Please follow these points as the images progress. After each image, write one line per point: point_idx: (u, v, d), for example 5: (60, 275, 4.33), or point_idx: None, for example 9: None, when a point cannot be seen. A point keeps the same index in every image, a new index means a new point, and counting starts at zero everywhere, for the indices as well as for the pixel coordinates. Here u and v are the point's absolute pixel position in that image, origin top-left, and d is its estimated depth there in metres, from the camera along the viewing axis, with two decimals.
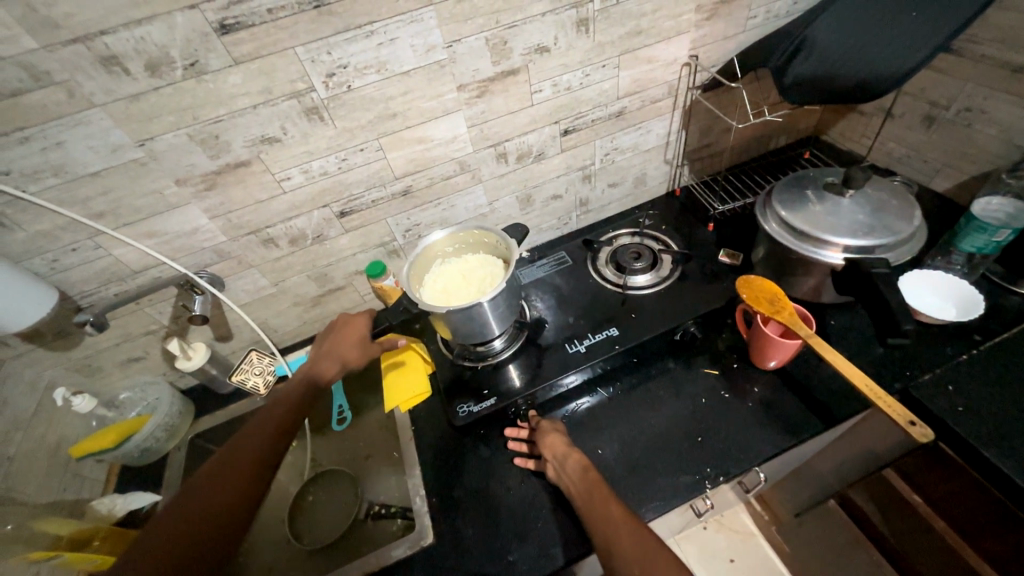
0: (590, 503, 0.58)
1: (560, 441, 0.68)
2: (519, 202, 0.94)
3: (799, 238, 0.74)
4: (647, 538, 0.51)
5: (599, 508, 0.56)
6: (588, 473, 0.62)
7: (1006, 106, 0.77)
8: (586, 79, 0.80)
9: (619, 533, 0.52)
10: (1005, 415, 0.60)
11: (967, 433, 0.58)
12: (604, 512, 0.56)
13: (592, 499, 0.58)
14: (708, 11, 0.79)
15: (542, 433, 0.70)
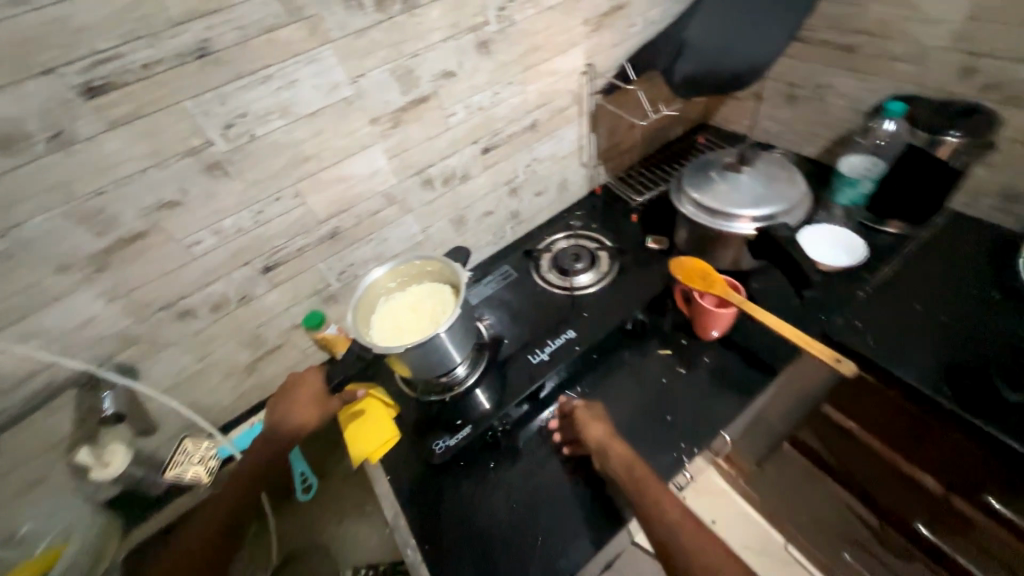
0: (645, 499, 0.59)
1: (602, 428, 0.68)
2: (453, 225, 0.93)
3: (712, 215, 0.81)
4: (706, 537, 0.55)
5: (652, 508, 0.58)
6: (633, 468, 0.62)
7: (848, 79, 0.92)
8: (496, 98, 0.82)
9: (680, 532, 0.55)
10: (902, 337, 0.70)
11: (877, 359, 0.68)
12: (661, 511, 0.57)
13: (647, 489, 0.60)
14: (595, 23, 0.85)
15: (582, 422, 0.69)
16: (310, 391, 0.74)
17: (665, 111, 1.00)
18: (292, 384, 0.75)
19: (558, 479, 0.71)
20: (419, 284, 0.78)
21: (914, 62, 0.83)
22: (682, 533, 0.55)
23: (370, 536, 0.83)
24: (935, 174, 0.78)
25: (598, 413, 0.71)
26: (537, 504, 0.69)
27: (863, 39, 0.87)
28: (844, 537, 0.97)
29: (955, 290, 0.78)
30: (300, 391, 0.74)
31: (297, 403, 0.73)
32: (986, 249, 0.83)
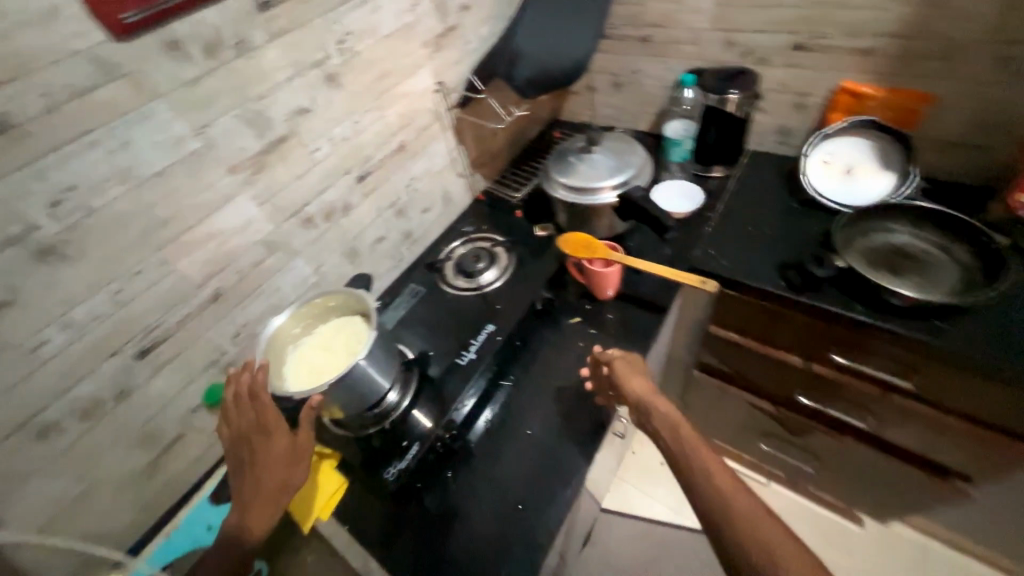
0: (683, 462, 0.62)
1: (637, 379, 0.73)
2: (347, 258, 0.92)
3: (580, 194, 0.93)
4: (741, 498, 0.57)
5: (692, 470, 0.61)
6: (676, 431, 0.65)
7: (652, 63, 1.12)
8: (358, 126, 0.84)
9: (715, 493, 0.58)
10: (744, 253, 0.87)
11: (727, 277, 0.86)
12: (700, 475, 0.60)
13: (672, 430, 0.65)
14: (434, 45, 0.92)
15: (621, 379, 0.72)
16: (273, 443, 0.63)
17: (518, 113, 1.10)
18: (247, 441, 0.63)
19: (516, 460, 0.75)
20: (327, 323, 0.75)
21: (692, 43, 1.04)
22: (699, 464, 0.60)
23: None
24: (728, 123, 1.01)
25: (636, 368, 0.74)
26: (502, 493, 0.72)
27: (653, 30, 1.07)
28: (758, 429, 1.19)
29: (769, 208, 0.99)
30: (261, 445, 0.63)
31: (263, 464, 0.62)
32: (780, 174, 1.06)
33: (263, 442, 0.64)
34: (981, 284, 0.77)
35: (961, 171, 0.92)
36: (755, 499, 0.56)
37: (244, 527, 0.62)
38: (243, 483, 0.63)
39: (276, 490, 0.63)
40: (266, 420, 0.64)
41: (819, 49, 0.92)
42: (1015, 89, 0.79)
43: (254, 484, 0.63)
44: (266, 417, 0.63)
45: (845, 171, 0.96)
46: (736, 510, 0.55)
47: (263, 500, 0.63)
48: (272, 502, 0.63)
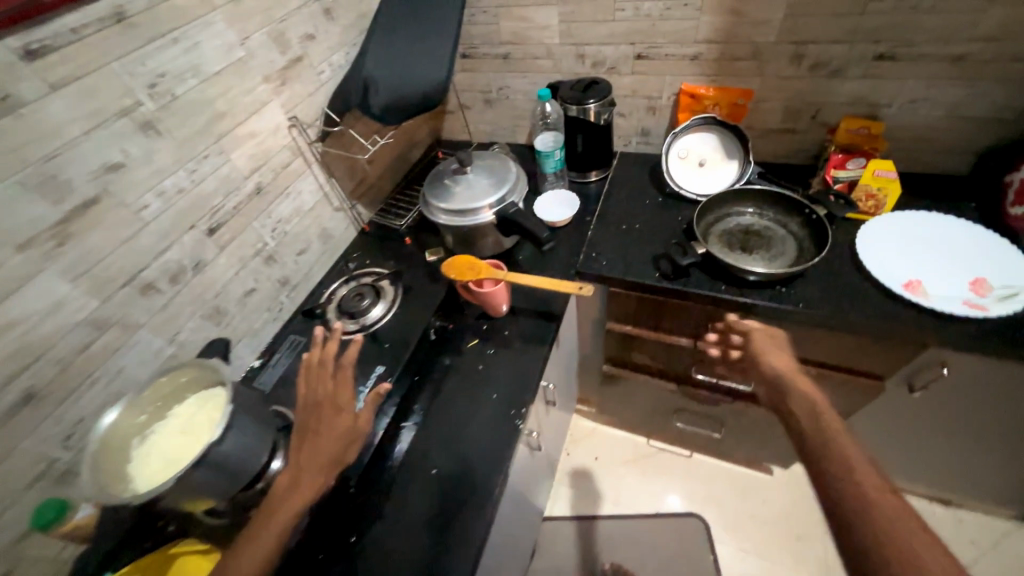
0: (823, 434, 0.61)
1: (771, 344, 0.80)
2: (210, 319, 0.82)
3: (462, 216, 0.92)
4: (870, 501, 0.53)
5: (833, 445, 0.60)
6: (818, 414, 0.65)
7: (515, 79, 1.16)
8: (196, 175, 0.75)
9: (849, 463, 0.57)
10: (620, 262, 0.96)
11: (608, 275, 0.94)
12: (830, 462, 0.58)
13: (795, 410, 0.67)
14: (278, 79, 0.86)
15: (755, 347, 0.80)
16: (341, 417, 0.68)
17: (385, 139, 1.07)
18: (319, 405, 0.69)
19: (424, 501, 0.72)
20: (185, 400, 0.66)
21: (547, 58, 1.09)
22: (828, 438, 0.61)
23: None
24: (592, 130, 1.05)
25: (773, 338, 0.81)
26: (412, 543, 0.68)
27: (509, 47, 1.10)
28: (670, 406, 1.27)
29: (637, 206, 1.07)
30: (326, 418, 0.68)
31: (326, 434, 0.66)
32: (646, 172, 1.15)
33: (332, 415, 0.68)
34: (810, 251, 0.88)
35: (787, 153, 1.06)
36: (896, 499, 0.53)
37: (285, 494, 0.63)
38: (301, 447, 0.66)
39: (330, 462, 0.65)
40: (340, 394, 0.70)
41: (656, 57, 1.00)
42: (811, 81, 0.92)
43: (311, 452, 0.65)
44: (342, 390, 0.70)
45: (698, 163, 1.05)
46: (859, 493, 0.54)
47: (314, 468, 0.65)
48: (320, 471, 0.65)
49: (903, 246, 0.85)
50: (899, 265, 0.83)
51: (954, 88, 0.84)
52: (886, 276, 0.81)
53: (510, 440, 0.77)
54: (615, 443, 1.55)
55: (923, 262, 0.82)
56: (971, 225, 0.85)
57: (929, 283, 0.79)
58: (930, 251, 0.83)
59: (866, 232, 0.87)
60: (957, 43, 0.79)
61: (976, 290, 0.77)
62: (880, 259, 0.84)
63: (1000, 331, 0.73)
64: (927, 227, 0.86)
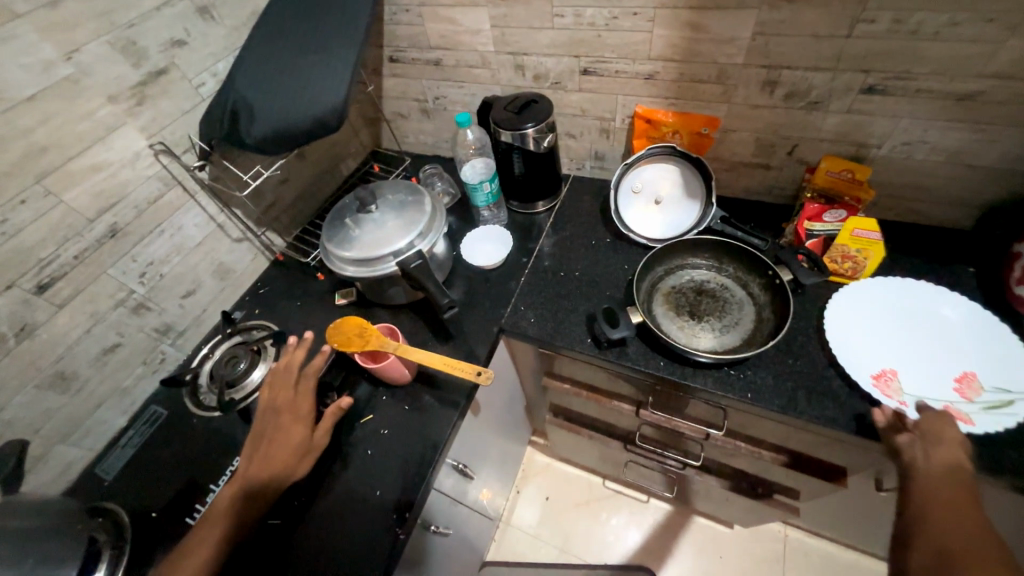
0: (932, 509, 0.46)
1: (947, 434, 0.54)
2: (50, 388, 0.70)
3: (357, 267, 0.78)
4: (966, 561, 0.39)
5: (935, 512, 0.46)
6: (935, 474, 0.50)
7: (452, 89, 1.00)
8: (8, 224, 0.61)
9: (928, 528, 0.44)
10: (550, 322, 0.82)
11: (537, 337, 0.81)
12: (930, 520, 0.45)
13: (931, 490, 0.48)
14: (132, 98, 0.71)
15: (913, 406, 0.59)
16: (295, 427, 0.65)
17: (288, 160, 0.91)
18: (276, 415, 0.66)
19: None
20: None
21: (483, 67, 0.92)
22: (954, 509, 0.45)
23: None
24: (531, 159, 0.89)
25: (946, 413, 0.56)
26: None
27: (440, 53, 0.93)
28: (620, 460, 1.15)
29: (582, 249, 0.92)
30: (282, 426, 0.65)
31: (277, 446, 0.63)
32: (598, 204, 1.00)
33: (289, 424, 0.66)
34: (769, 321, 0.75)
35: (760, 190, 0.90)
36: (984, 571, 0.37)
37: (229, 510, 0.59)
38: (252, 460, 0.63)
39: (276, 478, 0.62)
40: (299, 402, 0.67)
41: (605, 74, 0.83)
42: (786, 113, 0.76)
43: (260, 462, 0.63)
44: (301, 399, 0.67)
45: (654, 202, 0.90)
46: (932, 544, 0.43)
47: (260, 484, 0.61)
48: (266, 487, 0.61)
49: (880, 324, 0.70)
50: (871, 349, 0.68)
51: (960, 132, 0.68)
52: (852, 364, 0.67)
53: (385, 557, 0.65)
54: (569, 481, 1.46)
55: (900, 348, 0.68)
56: (967, 302, 0.69)
57: (904, 377, 0.65)
58: (910, 333, 0.69)
59: (836, 303, 0.73)
60: (965, 79, 0.63)
61: (961, 391, 0.63)
62: (849, 339, 0.70)
63: (979, 452, 0.59)
64: (911, 301, 0.71)
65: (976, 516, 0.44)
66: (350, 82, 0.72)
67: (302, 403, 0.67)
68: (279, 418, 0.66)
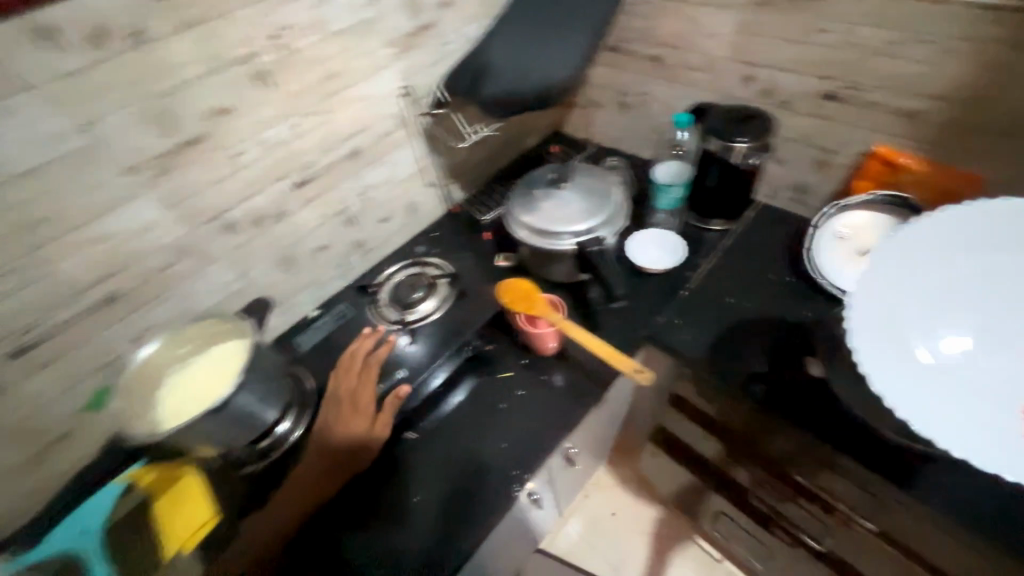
0: None
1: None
2: (280, 265, 0.86)
3: (540, 236, 0.82)
4: None
5: None
6: None
7: (662, 88, 0.98)
8: (297, 130, 0.76)
9: None
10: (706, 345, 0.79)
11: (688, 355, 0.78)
12: None
13: None
14: (402, 44, 0.82)
15: None
16: (354, 418, 0.72)
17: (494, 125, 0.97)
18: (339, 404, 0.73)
19: (397, 528, 0.69)
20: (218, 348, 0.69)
21: (707, 71, 0.89)
22: None
23: None
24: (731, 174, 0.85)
25: None
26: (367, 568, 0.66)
27: (666, 50, 0.92)
28: (707, 507, 1.06)
29: (755, 278, 0.87)
30: (343, 412, 0.73)
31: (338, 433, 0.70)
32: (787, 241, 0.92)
33: (350, 413, 0.73)
34: None
35: None
36: None
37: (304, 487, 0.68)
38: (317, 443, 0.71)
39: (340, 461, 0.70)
40: (363, 395, 0.75)
41: (851, 103, 0.75)
42: None
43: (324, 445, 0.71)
44: (361, 390, 0.75)
45: (859, 254, 0.79)
46: None
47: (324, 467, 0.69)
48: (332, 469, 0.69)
49: (972, 353, 0.54)
50: (1003, 375, 0.52)
51: None
52: (978, 396, 0.52)
53: (497, 504, 0.70)
54: (644, 505, 1.37)
55: (985, 281, 0.54)
56: (978, 210, 0.54)
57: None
58: (997, 285, 0.54)
59: (865, 334, 0.53)
60: None
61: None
62: (954, 436, 0.48)
63: None
64: (934, 248, 0.55)
65: None
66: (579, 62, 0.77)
67: (363, 394, 0.74)
68: (341, 406, 0.74)
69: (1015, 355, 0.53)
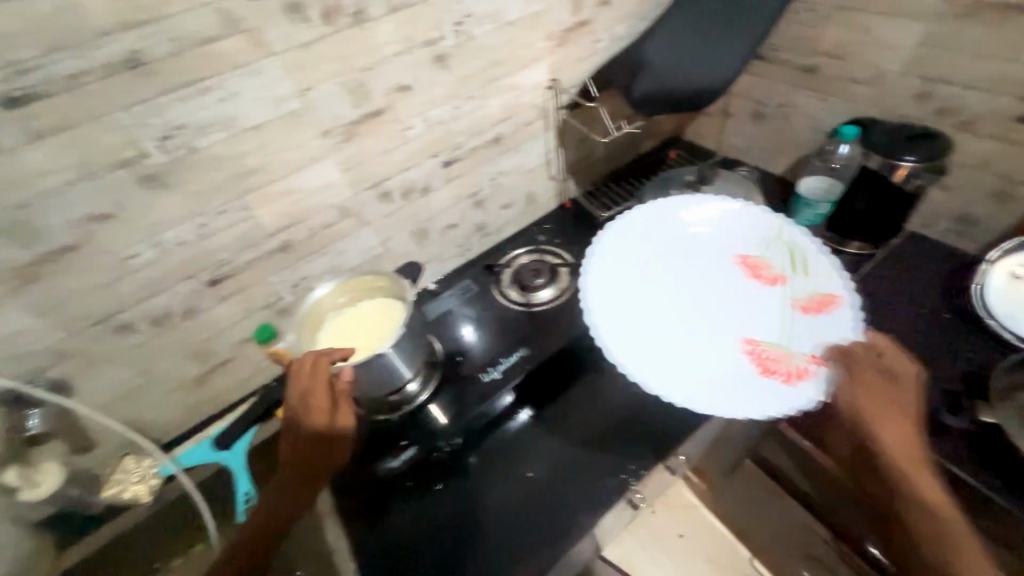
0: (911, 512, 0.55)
1: (870, 402, 0.58)
2: (414, 237, 0.93)
3: (671, 234, 0.82)
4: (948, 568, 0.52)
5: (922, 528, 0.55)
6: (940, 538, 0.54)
7: (810, 100, 0.93)
8: (457, 112, 0.81)
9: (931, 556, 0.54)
10: None
11: None
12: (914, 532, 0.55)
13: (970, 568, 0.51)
14: (558, 39, 0.85)
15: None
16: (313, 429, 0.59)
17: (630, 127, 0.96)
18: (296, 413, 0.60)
19: (510, 500, 0.70)
20: (369, 302, 0.77)
21: (871, 85, 0.84)
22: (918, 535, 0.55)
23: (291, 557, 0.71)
24: (889, 196, 0.79)
25: None
26: (481, 530, 0.68)
27: (826, 60, 0.88)
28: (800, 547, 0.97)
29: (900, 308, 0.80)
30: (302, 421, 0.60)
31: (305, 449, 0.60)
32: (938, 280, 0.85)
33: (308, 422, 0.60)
34: None
35: None
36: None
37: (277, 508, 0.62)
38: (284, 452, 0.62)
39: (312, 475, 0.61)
40: (313, 398, 0.59)
41: None
42: None
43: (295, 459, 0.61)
44: (318, 398, 0.59)
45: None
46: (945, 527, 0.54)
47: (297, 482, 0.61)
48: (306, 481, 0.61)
49: (695, 332, 0.70)
50: (693, 334, 0.70)
51: None
52: (677, 368, 0.67)
53: (612, 494, 0.69)
54: (714, 533, 1.27)
55: (661, 270, 0.77)
56: (658, 209, 0.81)
57: (760, 331, 0.69)
58: (657, 278, 0.76)
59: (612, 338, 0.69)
60: None
61: (764, 279, 0.74)
62: (682, 390, 0.64)
63: None
64: (621, 254, 0.77)
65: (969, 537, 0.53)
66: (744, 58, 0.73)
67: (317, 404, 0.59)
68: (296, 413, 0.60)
69: (722, 316, 0.72)
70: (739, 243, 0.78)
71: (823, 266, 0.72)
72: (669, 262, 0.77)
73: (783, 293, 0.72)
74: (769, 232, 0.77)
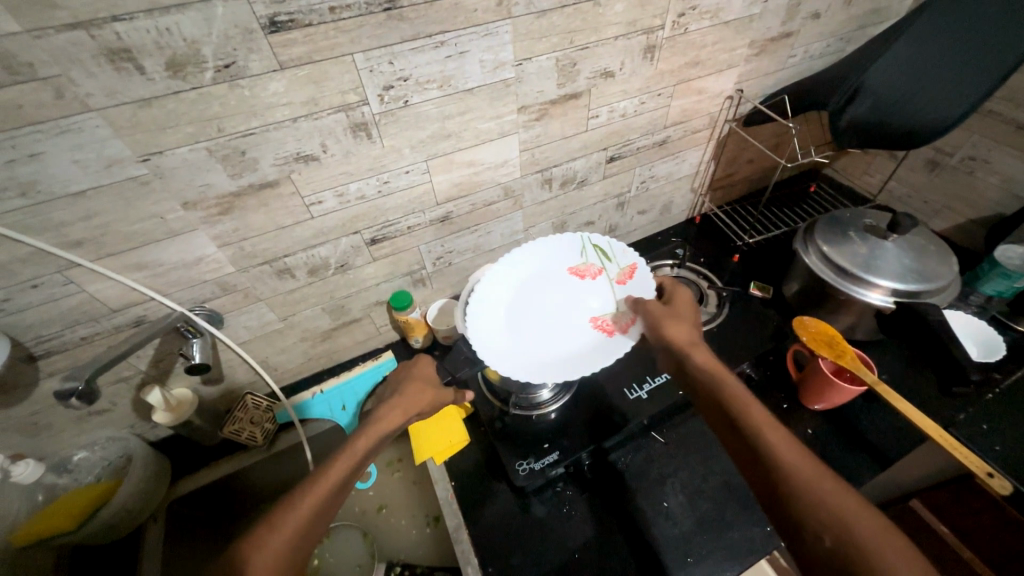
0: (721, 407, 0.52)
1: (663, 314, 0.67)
2: (554, 228, 0.89)
3: (844, 279, 0.75)
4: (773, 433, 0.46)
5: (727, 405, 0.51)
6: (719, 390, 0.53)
7: (1008, 159, 0.83)
8: (641, 107, 0.76)
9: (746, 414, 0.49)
10: None
11: None
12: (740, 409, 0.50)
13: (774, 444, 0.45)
14: (759, 47, 0.79)
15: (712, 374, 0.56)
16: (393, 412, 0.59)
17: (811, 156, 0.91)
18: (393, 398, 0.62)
19: (643, 529, 0.67)
20: None
21: None
22: (734, 427, 0.49)
23: (412, 528, 0.85)
24: None
25: None
26: (618, 556, 0.65)
27: None
28: None
29: None
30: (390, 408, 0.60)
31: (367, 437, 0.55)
32: None
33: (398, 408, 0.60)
34: None
35: None
36: (804, 454, 0.44)
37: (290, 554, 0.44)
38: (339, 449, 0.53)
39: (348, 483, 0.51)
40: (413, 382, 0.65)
41: None
42: None
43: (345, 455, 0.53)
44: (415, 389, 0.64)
45: None
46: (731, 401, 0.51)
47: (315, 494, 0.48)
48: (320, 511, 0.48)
49: (574, 309, 0.74)
50: (549, 326, 0.73)
51: None
52: (547, 349, 0.70)
53: (759, 549, 0.64)
54: None
55: (504, 287, 0.77)
56: (511, 251, 0.81)
57: (595, 308, 0.74)
58: (544, 279, 0.78)
59: (478, 333, 0.70)
60: None
61: (586, 277, 0.78)
62: (573, 350, 0.69)
63: None
64: (498, 267, 0.77)
65: (751, 418, 0.49)
66: (1002, 78, 0.64)
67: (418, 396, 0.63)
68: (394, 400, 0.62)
69: (560, 316, 0.74)
70: (559, 260, 0.80)
71: (618, 246, 0.80)
72: (524, 267, 0.79)
73: (605, 285, 0.77)
74: (577, 246, 0.80)
